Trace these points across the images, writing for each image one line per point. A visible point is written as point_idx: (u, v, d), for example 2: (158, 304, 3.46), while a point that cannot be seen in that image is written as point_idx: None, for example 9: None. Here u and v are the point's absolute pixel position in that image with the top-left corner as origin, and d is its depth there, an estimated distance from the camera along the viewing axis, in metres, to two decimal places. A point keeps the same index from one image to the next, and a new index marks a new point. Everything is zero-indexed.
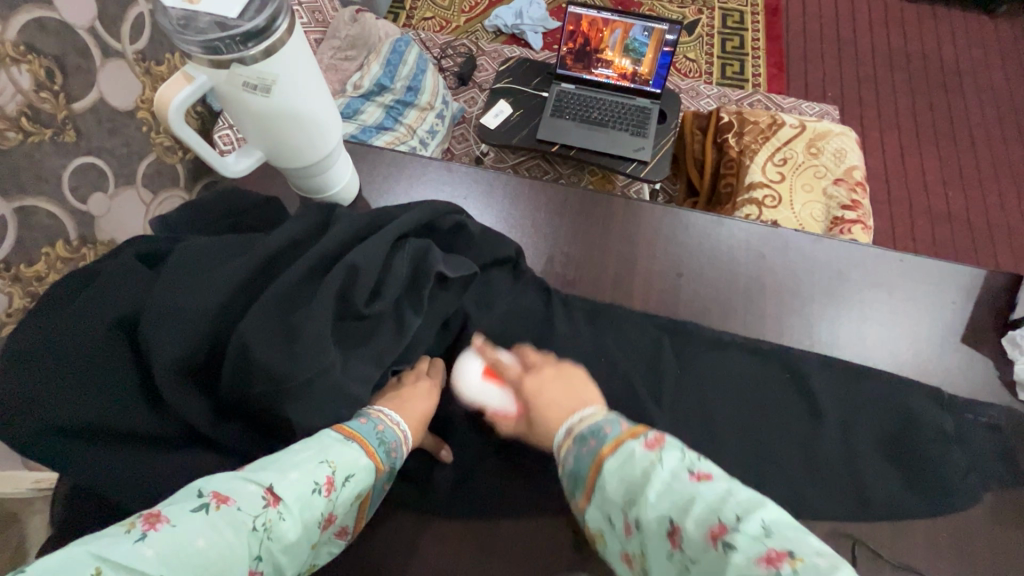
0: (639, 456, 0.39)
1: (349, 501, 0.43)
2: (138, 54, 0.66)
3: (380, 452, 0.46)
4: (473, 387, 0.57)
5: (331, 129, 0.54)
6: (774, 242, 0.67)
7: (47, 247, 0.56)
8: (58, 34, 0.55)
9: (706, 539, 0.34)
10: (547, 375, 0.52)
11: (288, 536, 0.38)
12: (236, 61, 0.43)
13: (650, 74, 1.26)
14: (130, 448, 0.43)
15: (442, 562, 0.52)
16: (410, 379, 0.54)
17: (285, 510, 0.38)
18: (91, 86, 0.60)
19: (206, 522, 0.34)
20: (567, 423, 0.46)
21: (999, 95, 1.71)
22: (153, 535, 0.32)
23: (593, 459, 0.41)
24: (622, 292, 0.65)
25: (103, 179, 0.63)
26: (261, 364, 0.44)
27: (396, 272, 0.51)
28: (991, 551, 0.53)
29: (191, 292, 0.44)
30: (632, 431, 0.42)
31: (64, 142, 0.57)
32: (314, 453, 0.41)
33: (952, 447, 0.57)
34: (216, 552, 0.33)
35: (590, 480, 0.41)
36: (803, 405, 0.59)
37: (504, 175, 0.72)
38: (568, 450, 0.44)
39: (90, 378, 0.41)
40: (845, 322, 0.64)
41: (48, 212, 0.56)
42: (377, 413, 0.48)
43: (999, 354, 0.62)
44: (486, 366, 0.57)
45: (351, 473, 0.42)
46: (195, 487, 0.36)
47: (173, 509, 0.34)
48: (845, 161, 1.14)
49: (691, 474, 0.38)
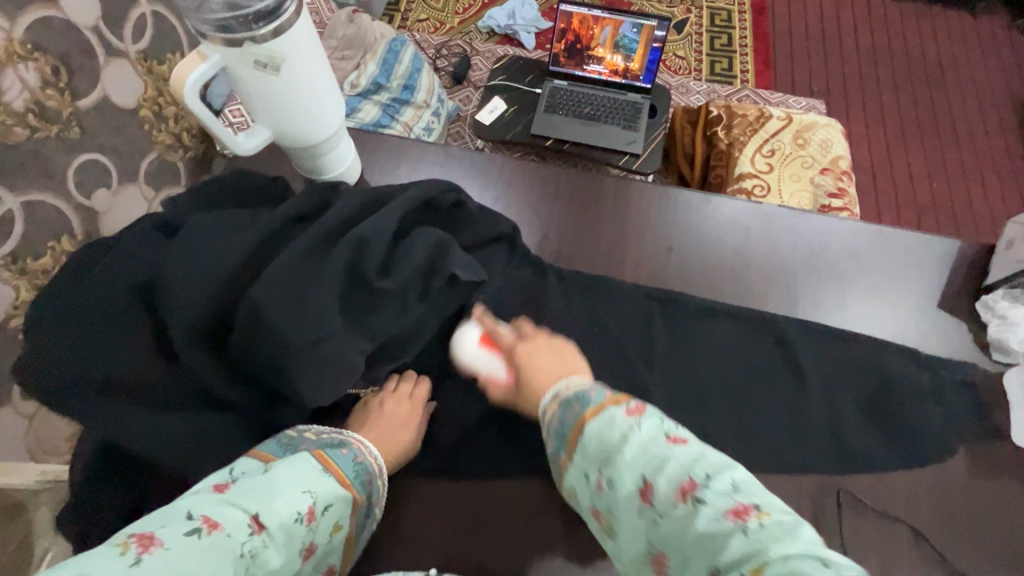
0: (619, 419, 0.41)
1: (329, 530, 0.45)
2: (141, 54, 0.68)
3: (356, 483, 0.48)
4: (471, 353, 0.59)
5: (335, 110, 0.57)
6: (759, 217, 0.70)
7: (53, 242, 0.60)
8: (64, 33, 0.57)
9: (676, 495, 0.37)
10: (540, 344, 0.54)
11: (273, 563, 0.39)
12: (248, 39, 0.46)
13: (640, 69, 1.29)
14: (149, 407, 0.46)
15: (446, 522, 0.55)
16: (392, 405, 0.57)
17: (269, 538, 0.39)
18: (94, 84, 0.62)
19: (198, 547, 0.35)
20: (554, 389, 0.48)
21: (980, 89, 1.76)
22: (148, 557, 0.33)
23: (576, 421, 0.43)
24: (614, 266, 0.68)
25: (107, 174, 0.66)
26: (271, 327, 0.46)
27: (411, 258, 0.53)
28: (970, 502, 0.56)
29: (203, 259, 0.46)
30: (615, 398, 0.44)
31: (68, 138, 0.59)
32: (297, 481, 0.43)
33: (931, 405, 0.60)
34: (206, 575, 0.34)
35: (570, 440, 0.44)
36: (789, 370, 0.62)
37: (500, 159, 0.74)
38: (554, 412, 0.46)
39: (111, 337, 0.44)
40: (829, 292, 0.67)
41: (52, 207, 0.59)
42: (359, 445, 0.51)
43: (974, 319, 0.65)
44: (482, 334, 0.59)
45: (331, 502, 0.45)
46: (182, 510, 0.38)
47: (166, 531, 0.35)
48: (830, 151, 1.18)
49: (668, 437, 0.40)
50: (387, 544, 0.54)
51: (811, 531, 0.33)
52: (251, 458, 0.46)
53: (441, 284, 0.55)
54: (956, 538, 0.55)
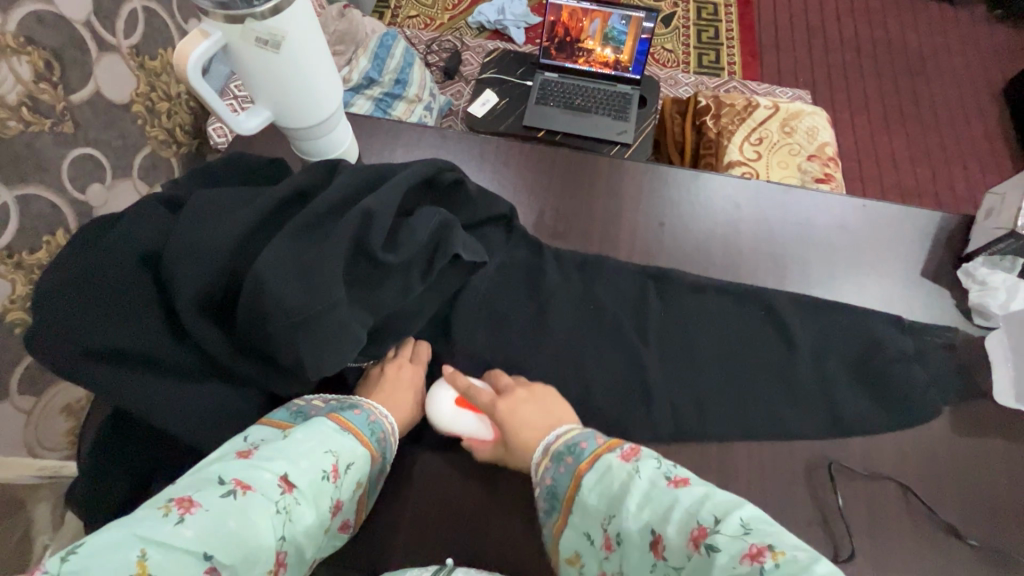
0: (616, 467, 0.46)
1: (351, 488, 0.48)
2: (132, 48, 0.72)
3: (372, 441, 0.51)
4: (447, 414, 0.57)
5: (333, 91, 0.58)
6: (748, 194, 0.72)
7: (49, 236, 0.62)
8: (55, 27, 0.60)
9: (688, 544, 0.38)
10: (520, 396, 0.56)
11: (306, 519, 0.43)
12: (248, 16, 0.47)
13: (630, 61, 1.31)
14: (158, 377, 0.47)
15: (449, 487, 0.57)
16: (393, 370, 0.59)
17: (299, 495, 0.43)
18: (88, 79, 0.65)
19: (236, 507, 0.38)
20: (544, 443, 0.53)
21: (961, 77, 1.80)
22: (190, 518, 0.36)
23: (574, 475, 0.49)
24: (609, 242, 0.69)
25: (100, 169, 0.68)
26: (276, 297, 0.46)
27: (418, 237, 0.53)
28: (954, 458, 0.58)
29: (210, 231, 0.47)
30: (607, 445, 0.49)
31: (62, 132, 0.62)
32: (318, 444, 0.46)
33: (913, 366, 0.62)
34: (248, 531, 0.38)
35: (570, 496, 0.48)
36: (777, 336, 0.64)
37: (495, 141, 0.76)
38: (547, 470, 0.51)
39: (123, 309, 0.45)
40: (818, 263, 0.68)
41: (47, 201, 0.61)
42: (370, 405, 0.54)
43: (956, 285, 0.67)
44: (458, 394, 0.57)
45: (351, 462, 0.48)
46: (214, 476, 0.40)
47: (203, 495, 0.38)
48: (817, 138, 1.21)
49: (668, 481, 0.44)
50: (389, 509, 0.56)
51: (826, 565, 0.33)
52: (266, 427, 0.48)
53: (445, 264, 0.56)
54: (939, 494, 0.57)
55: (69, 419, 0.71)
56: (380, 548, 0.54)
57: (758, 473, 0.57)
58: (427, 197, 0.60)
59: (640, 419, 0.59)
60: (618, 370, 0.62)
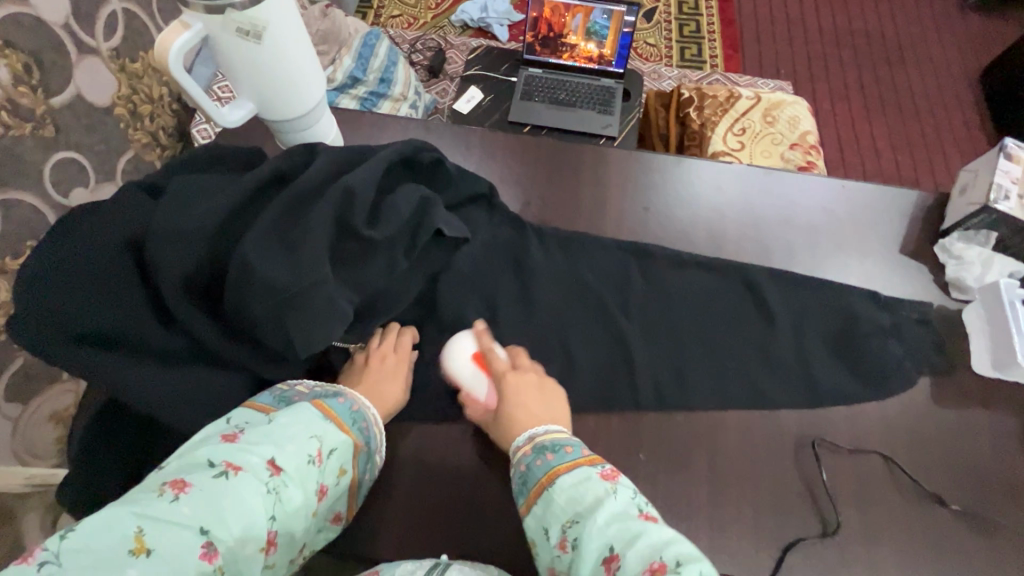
0: (594, 481, 0.47)
1: (337, 473, 0.48)
2: (113, 51, 0.71)
3: (355, 429, 0.52)
4: (460, 363, 0.59)
5: (316, 82, 0.58)
6: (728, 176, 0.74)
7: (32, 240, 0.61)
8: (33, 30, 0.60)
9: (643, 571, 0.40)
10: (529, 378, 0.58)
11: (294, 500, 0.43)
12: (229, 6, 0.47)
13: (613, 54, 1.32)
14: (146, 360, 0.47)
15: (440, 472, 0.57)
16: (377, 361, 0.58)
17: (287, 478, 0.43)
18: (68, 82, 0.65)
19: (228, 486, 0.39)
20: (529, 432, 0.54)
21: (938, 65, 1.83)
22: (184, 497, 0.38)
23: (547, 472, 0.49)
24: (594, 227, 0.70)
25: (83, 173, 0.68)
26: (260, 274, 0.46)
27: (399, 213, 0.55)
28: (934, 429, 0.60)
29: (191, 214, 0.47)
30: (590, 458, 0.50)
31: (43, 136, 0.62)
32: (303, 429, 0.47)
33: (891, 341, 0.63)
34: (241, 509, 0.39)
35: (539, 487, 0.49)
36: (759, 314, 0.65)
37: (479, 131, 0.77)
38: (526, 456, 0.51)
39: (107, 292, 0.45)
40: (797, 240, 0.70)
41: (30, 205, 0.61)
42: (352, 395, 0.54)
43: (933, 261, 0.69)
44: (478, 351, 0.60)
45: (334, 447, 0.48)
46: (204, 459, 0.41)
47: (196, 476, 0.39)
48: (798, 127, 1.23)
49: (640, 512, 0.45)
50: (382, 494, 0.56)
51: None
52: (250, 410, 0.48)
53: (427, 240, 0.58)
54: (922, 463, 0.58)
55: (57, 427, 0.70)
56: (376, 533, 0.55)
57: (746, 450, 0.58)
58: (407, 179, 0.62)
59: (628, 398, 0.60)
60: (605, 351, 0.63)
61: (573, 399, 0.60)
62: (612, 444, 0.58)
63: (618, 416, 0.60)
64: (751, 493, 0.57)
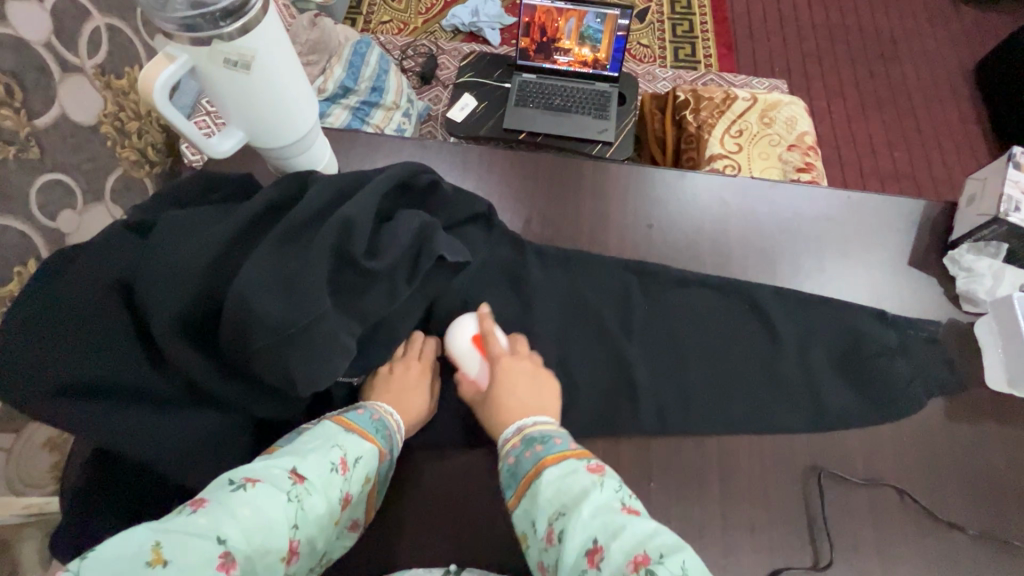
0: (582, 472, 0.44)
1: (361, 482, 0.48)
2: (98, 68, 0.66)
3: (379, 437, 0.51)
4: (459, 343, 0.58)
5: (308, 110, 0.56)
6: (734, 190, 0.72)
7: (19, 266, 0.56)
8: (13, 49, 0.55)
9: (628, 565, 0.37)
10: (524, 366, 0.56)
11: (317, 509, 0.42)
12: (215, 38, 0.45)
13: (607, 58, 1.30)
14: (139, 408, 0.45)
15: (446, 509, 0.56)
16: (402, 371, 0.58)
17: (310, 486, 0.42)
18: (52, 102, 0.60)
19: (247, 496, 0.38)
20: (519, 423, 0.51)
21: (932, 60, 1.82)
22: (203, 509, 0.36)
23: (534, 465, 0.46)
24: (597, 244, 0.69)
25: (70, 194, 0.62)
26: (259, 313, 0.44)
27: (401, 240, 0.52)
28: (949, 449, 0.59)
29: (183, 252, 0.45)
30: (578, 452, 0.47)
31: (28, 159, 0.57)
32: (324, 440, 0.47)
33: (897, 359, 0.62)
34: (260, 518, 0.38)
35: (527, 477, 0.46)
36: (763, 332, 0.64)
37: (477, 147, 0.75)
38: (514, 448, 0.49)
39: (97, 337, 0.43)
40: (807, 257, 0.68)
41: (17, 230, 0.55)
42: (373, 406, 0.54)
43: (943, 272, 0.68)
44: (478, 333, 0.58)
45: (359, 456, 0.48)
46: (224, 477, 0.40)
47: (214, 492, 0.38)
48: (795, 128, 1.21)
49: (623, 505, 0.42)
50: (383, 532, 0.55)
51: None
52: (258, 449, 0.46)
53: (429, 268, 0.54)
54: (937, 485, 0.57)
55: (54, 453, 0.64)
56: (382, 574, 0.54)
57: (758, 473, 0.57)
58: (405, 201, 0.58)
59: (634, 423, 0.59)
60: (609, 374, 0.61)
61: (577, 426, 0.58)
62: (620, 471, 0.57)
63: (624, 442, 0.58)
64: (764, 521, 0.55)
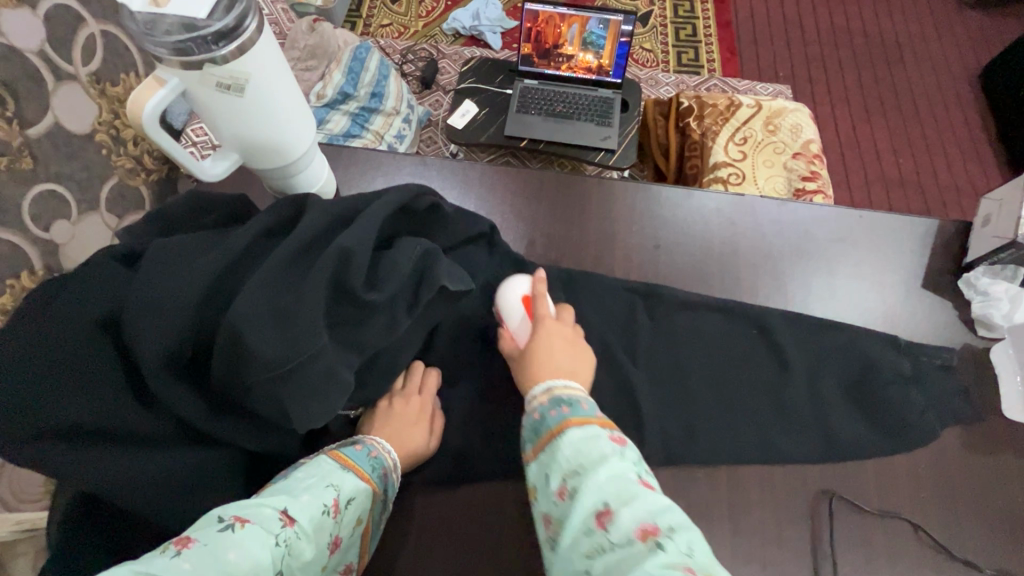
0: (602, 440, 0.43)
1: (352, 524, 0.46)
2: (93, 75, 0.61)
3: (374, 476, 0.49)
4: (510, 299, 0.57)
5: (305, 132, 0.55)
6: (742, 208, 0.70)
7: (11, 279, 0.52)
8: (4, 58, 0.51)
9: (636, 533, 0.37)
10: (564, 337, 0.54)
11: (306, 554, 0.40)
12: (208, 61, 0.43)
13: (610, 64, 1.27)
14: (129, 449, 0.43)
15: (449, 545, 0.54)
16: (400, 404, 0.56)
17: (301, 530, 0.41)
18: (45, 110, 0.55)
19: (234, 539, 0.36)
20: (549, 382, 0.49)
21: (937, 65, 1.80)
22: (188, 551, 0.34)
23: (559, 423, 0.45)
24: (602, 265, 0.67)
25: (64, 205, 0.58)
26: (254, 352, 0.42)
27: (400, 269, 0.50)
28: (963, 480, 0.57)
29: (169, 282, 0.43)
30: (602, 420, 0.46)
31: (21, 170, 0.53)
32: (318, 479, 0.45)
33: (911, 387, 0.61)
34: (246, 564, 0.36)
35: (549, 435, 0.45)
36: (773, 359, 0.62)
37: (479, 165, 0.74)
38: (541, 404, 0.47)
39: (83, 377, 0.41)
40: (816, 279, 0.67)
41: (9, 243, 0.51)
42: (371, 440, 0.52)
43: (957, 296, 0.66)
44: (528, 293, 0.57)
45: (352, 496, 0.46)
46: (213, 515, 0.38)
47: (201, 531, 0.36)
48: (801, 135, 1.18)
49: (638, 477, 0.42)
50: (386, 568, 0.53)
51: None
52: None
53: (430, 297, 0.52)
54: (951, 519, 0.55)
55: None
56: None
57: (769, 506, 0.55)
58: (405, 225, 0.57)
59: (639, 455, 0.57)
60: (615, 402, 0.59)
61: None
62: None
63: None
64: (777, 557, 0.53)
